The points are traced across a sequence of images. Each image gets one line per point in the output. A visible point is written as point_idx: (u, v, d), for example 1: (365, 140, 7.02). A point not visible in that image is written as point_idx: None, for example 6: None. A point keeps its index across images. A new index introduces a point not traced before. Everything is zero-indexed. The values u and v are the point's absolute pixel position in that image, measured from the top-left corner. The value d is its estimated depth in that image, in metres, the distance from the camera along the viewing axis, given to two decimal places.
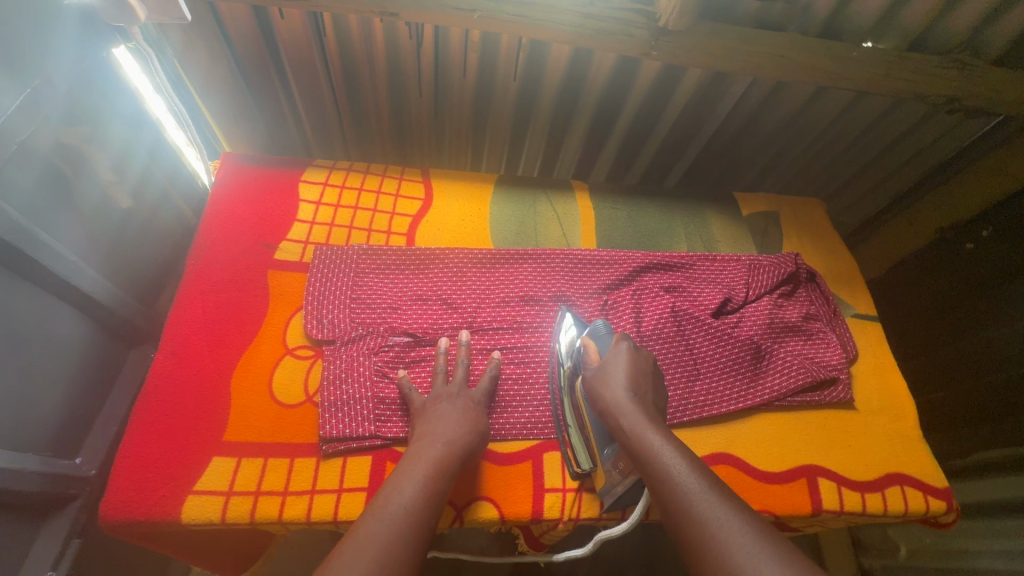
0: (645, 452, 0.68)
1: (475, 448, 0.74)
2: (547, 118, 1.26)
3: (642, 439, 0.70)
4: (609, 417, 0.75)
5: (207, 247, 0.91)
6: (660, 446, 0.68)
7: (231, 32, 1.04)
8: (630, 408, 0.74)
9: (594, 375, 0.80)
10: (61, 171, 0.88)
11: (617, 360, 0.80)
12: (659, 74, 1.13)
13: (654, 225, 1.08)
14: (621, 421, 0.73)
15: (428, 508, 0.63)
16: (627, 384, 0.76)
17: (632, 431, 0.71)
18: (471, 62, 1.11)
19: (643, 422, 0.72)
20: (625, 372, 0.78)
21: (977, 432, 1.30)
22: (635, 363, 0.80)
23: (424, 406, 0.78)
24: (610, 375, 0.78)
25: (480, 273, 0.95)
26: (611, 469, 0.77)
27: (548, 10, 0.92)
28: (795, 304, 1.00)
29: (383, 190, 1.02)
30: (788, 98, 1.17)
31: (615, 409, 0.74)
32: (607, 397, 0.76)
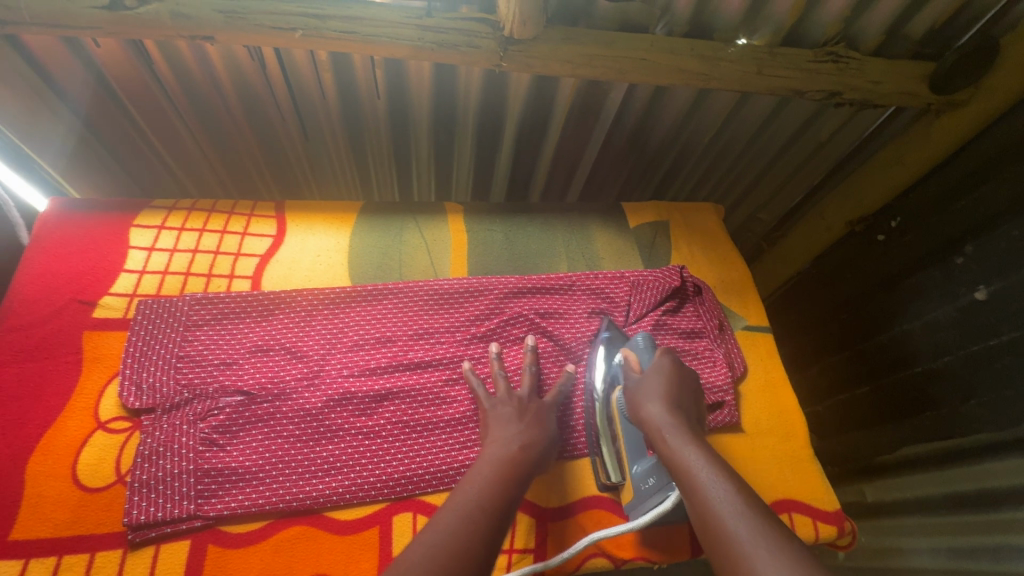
0: (685, 470, 0.59)
1: (546, 451, 0.71)
2: (428, 136, 1.18)
3: (681, 458, 0.61)
4: (649, 433, 0.67)
5: (12, 310, 0.81)
6: (700, 461, 0.59)
7: (45, 65, 0.93)
8: (672, 422, 0.65)
9: (634, 389, 0.74)
10: None
11: (655, 374, 0.73)
12: (531, 85, 1.06)
13: (534, 246, 1.01)
14: (659, 435, 0.65)
15: (504, 501, 0.58)
16: (664, 398, 0.69)
17: (670, 447, 0.63)
18: (327, 84, 1.03)
19: (687, 438, 0.63)
20: (663, 386, 0.71)
21: (894, 429, 1.26)
22: (675, 377, 0.72)
23: (494, 409, 0.75)
24: (648, 389, 0.71)
25: (332, 315, 0.86)
26: (637, 485, 0.75)
27: (377, 24, 0.83)
28: (680, 322, 0.94)
29: (228, 228, 0.93)
30: (672, 102, 1.11)
31: (651, 425, 0.67)
32: (644, 411, 0.69)
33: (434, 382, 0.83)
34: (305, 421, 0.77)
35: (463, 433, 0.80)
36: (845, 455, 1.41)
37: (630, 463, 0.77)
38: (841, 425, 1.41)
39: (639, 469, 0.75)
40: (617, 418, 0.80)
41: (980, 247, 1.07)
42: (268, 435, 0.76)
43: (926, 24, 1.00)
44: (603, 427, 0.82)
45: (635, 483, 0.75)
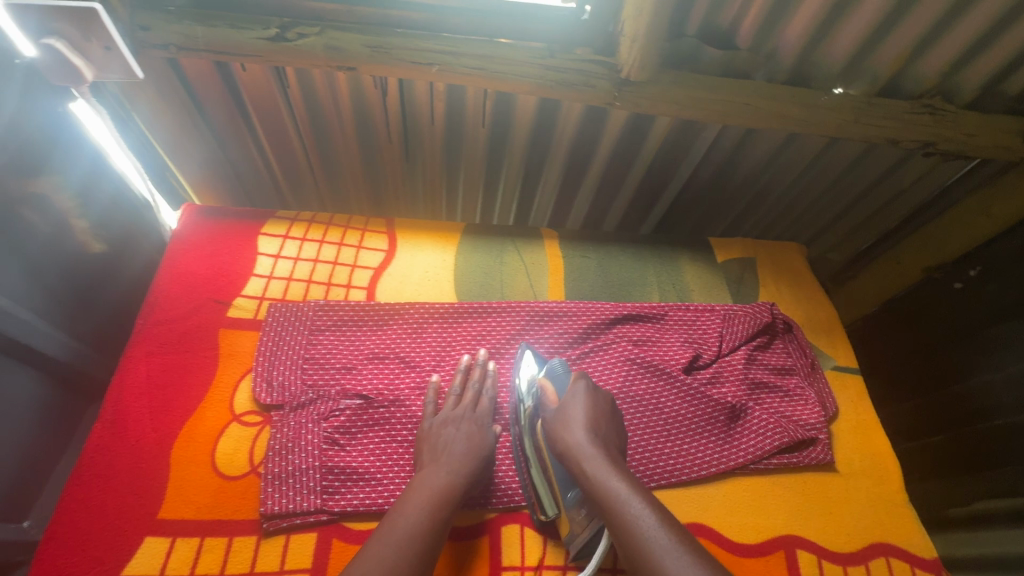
0: (608, 500, 0.65)
1: (478, 472, 0.74)
2: (521, 163, 1.23)
3: (608, 488, 0.67)
4: (571, 461, 0.72)
5: (157, 305, 0.88)
6: (624, 492, 0.65)
7: (194, 86, 1.02)
8: (593, 452, 0.71)
9: (554, 419, 0.77)
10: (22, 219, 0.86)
11: (576, 402, 0.77)
12: (627, 122, 1.10)
13: (626, 274, 1.05)
14: (582, 465, 0.70)
15: (424, 541, 0.63)
16: (586, 426, 0.74)
17: (593, 478, 0.68)
18: (439, 110, 1.09)
19: (607, 467, 0.69)
20: (585, 413, 0.76)
21: (966, 482, 1.24)
22: (595, 402, 0.78)
23: (434, 430, 0.78)
24: (570, 418, 0.75)
25: (439, 329, 0.91)
26: (573, 517, 0.73)
27: (506, 62, 0.90)
28: (770, 357, 0.96)
29: (345, 241, 1.00)
30: (761, 144, 1.15)
31: (577, 454, 0.72)
32: (568, 441, 0.73)
33: None
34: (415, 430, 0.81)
35: None
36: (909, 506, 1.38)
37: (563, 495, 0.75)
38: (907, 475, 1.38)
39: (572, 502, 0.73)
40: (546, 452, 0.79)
41: None
42: (383, 439, 0.80)
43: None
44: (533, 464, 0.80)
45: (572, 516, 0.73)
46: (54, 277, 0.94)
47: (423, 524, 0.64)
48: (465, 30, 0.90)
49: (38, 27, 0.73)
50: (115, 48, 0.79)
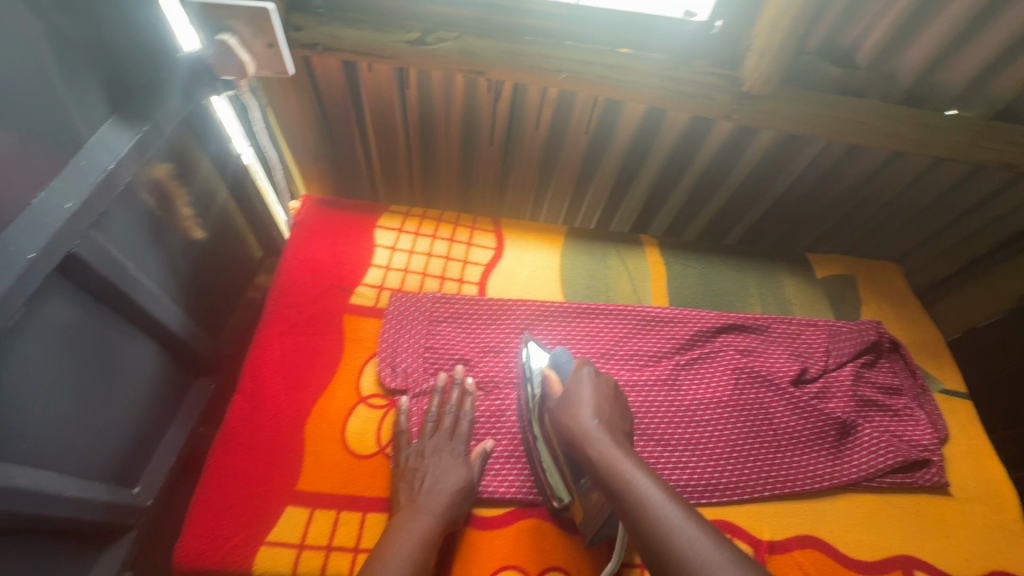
0: (616, 479, 0.65)
1: (454, 511, 0.71)
2: (614, 171, 1.25)
3: (614, 463, 0.66)
4: (577, 445, 0.72)
5: (286, 288, 0.93)
6: (631, 468, 0.65)
7: (321, 86, 1.07)
8: (599, 435, 0.71)
9: (559, 405, 0.78)
10: (151, 206, 0.95)
11: (581, 386, 0.77)
12: (729, 137, 1.10)
13: (726, 285, 1.06)
14: (589, 448, 0.70)
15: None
16: (593, 410, 0.74)
17: (604, 458, 0.68)
18: (545, 116, 1.12)
19: (617, 449, 0.68)
20: (591, 398, 0.75)
21: None
22: (600, 388, 0.78)
23: (411, 464, 0.75)
24: (575, 402, 0.75)
25: (550, 326, 0.94)
26: (587, 501, 0.72)
27: (629, 73, 0.94)
28: (877, 376, 0.95)
29: (456, 237, 1.03)
30: (862, 161, 1.11)
31: (582, 437, 0.71)
32: (576, 424, 0.73)
33: (647, 401, 0.87)
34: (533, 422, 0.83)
35: (679, 455, 0.83)
36: None
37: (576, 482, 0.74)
38: None
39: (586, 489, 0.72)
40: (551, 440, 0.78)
41: None
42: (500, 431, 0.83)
43: None
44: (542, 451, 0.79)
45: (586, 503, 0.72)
46: (179, 251, 1.05)
47: (416, 542, 0.66)
48: (591, 38, 0.94)
49: (217, 24, 0.79)
50: (277, 45, 0.83)
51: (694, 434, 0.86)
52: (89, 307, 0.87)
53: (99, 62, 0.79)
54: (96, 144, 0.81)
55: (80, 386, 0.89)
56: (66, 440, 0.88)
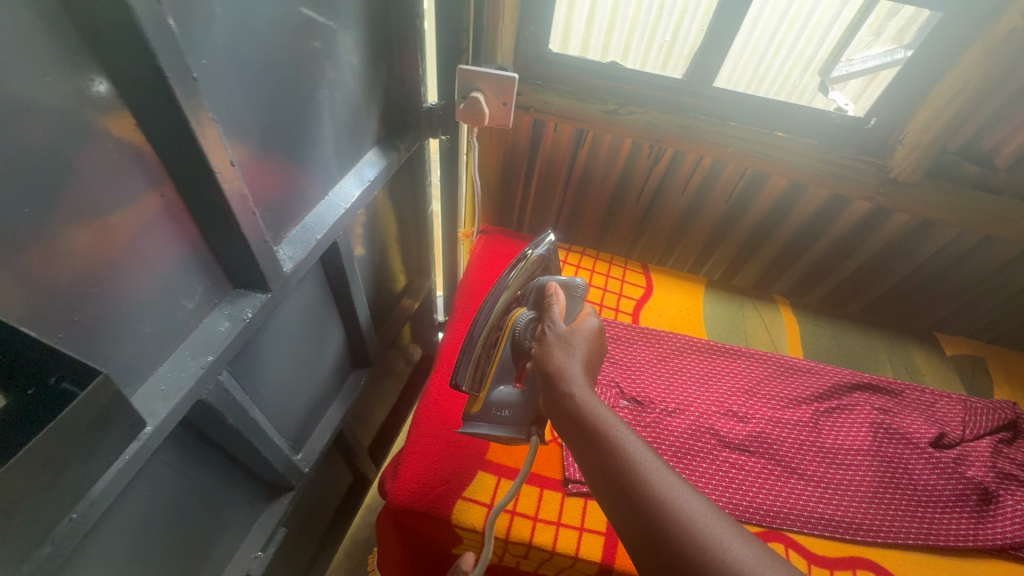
0: (594, 423, 0.64)
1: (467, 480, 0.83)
2: (743, 237, 1.39)
3: (592, 406, 0.66)
4: (557, 383, 0.71)
5: (474, 296, 1.11)
6: (610, 416, 0.65)
7: (510, 139, 1.30)
8: (581, 380, 0.70)
9: (556, 340, 0.77)
10: (365, 216, 1.18)
11: (576, 337, 0.77)
12: (864, 215, 1.22)
13: (858, 348, 1.14)
14: (569, 388, 0.69)
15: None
16: (581, 359, 0.74)
17: (584, 402, 0.67)
18: (693, 183, 1.29)
19: (596, 396, 0.68)
20: (584, 349, 0.76)
21: None
22: (592, 345, 0.77)
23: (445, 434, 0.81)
24: (566, 348, 0.75)
25: (697, 358, 1.05)
26: (493, 408, 0.83)
27: (787, 154, 1.10)
28: (1017, 453, 0.98)
29: (612, 275, 1.20)
30: (993, 254, 1.20)
31: (563, 377, 0.71)
32: (561, 366, 0.72)
33: (790, 437, 0.95)
34: (690, 435, 0.92)
35: (822, 490, 0.89)
36: None
37: (494, 383, 0.84)
38: None
39: (498, 396, 0.83)
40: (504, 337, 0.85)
41: None
42: (657, 438, 0.91)
43: None
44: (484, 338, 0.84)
45: (490, 407, 0.82)
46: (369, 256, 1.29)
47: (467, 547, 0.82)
48: (757, 121, 1.11)
49: (470, 86, 1.03)
50: (509, 105, 1.08)
51: (836, 474, 0.92)
52: (322, 288, 1.09)
53: (376, 105, 1.05)
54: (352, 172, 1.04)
55: (301, 351, 1.08)
56: (281, 394, 1.06)
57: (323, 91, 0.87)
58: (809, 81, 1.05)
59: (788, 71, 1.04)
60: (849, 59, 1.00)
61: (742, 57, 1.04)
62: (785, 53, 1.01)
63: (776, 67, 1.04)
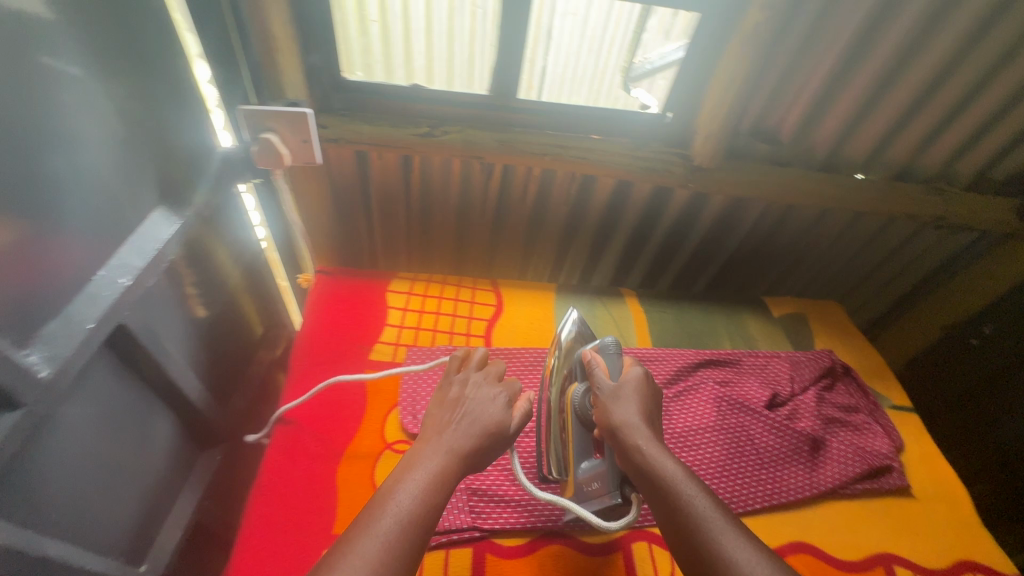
0: (661, 481, 0.66)
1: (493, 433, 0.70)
2: (590, 237, 1.42)
3: (659, 460, 0.68)
4: (620, 438, 0.72)
5: (311, 350, 1.03)
6: (679, 472, 0.66)
7: (333, 170, 1.22)
8: (645, 433, 0.71)
9: (607, 396, 0.77)
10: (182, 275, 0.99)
11: (627, 390, 0.78)
12: (686, 202, 1.30)
13: (698, 326, 1.21)
14: (633, 443, 0.70)
15: (429, 509, 0.59)
16: (637, 409, 0.75)
17: (648, 455, 0.68)
18: (530, 192, 1.30)
19: (661, 449, 0.69)
20: (636, 400, 0.76)
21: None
22: (646, 393, 0.79)
23: (453, 394, 0.75)
24: (621, 402, 0.76)
25: None
26: (583, 485, 0.80)
27: (602, 155, 1.13)
28: (837, 397, 1.10)
29: (460, 297, 1.16)
30: (798, 220, 1.33)
31: (625, 432, 0.72)
32: (618, 422, 0.73)
33: None
34: None
35: None
36: None
37: (578, 461, 0.82)
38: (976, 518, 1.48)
39: (583, 472, 0.80)
40: (568, 413, 0.85)
41: None
42: None
43: (1010, 168, 1.25)
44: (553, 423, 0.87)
45: (579, 486, 0.80)
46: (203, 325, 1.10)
47: (432, 470, 0.62)
48: (573, 128, 1.13)
49: (260, 126, 0.94)
50: (309, 141, 1.00)
51: (690, 457, 0.96)
52: (124, 376, 0.93)
53: None
54: (130, 248, 0.84)
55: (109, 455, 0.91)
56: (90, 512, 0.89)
57: (61, 155, 0.67)
58: (609, 84, 1.08)
59: (586, 76, 1.07)
60: (646, 57, 1.05)
61: (539, 66, 1.05)
62: (579, 60, 1.04)
63: (574, 73, 1.06)
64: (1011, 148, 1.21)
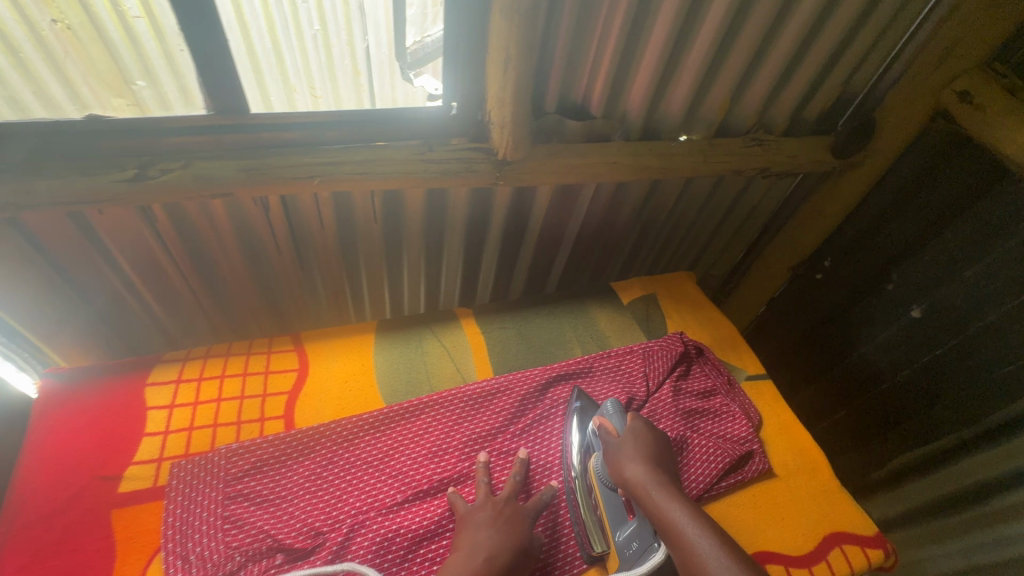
0: (670, 528, 0.73)
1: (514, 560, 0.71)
2: (420, 247, 1.25)
3: (667, 509, 0.75)
4: (633, 493, 0.78)
5: (27, 501, 0.75)
6: (683, 517, 0.74)
7: (39, 236, 0.92)
8: (654, 485, 0.77)
9: (614, 451, 0.82)
10: None
11: (630, 440, 0.83)
12: (512, 197, 1.18)
13: (544, 335, 1.09)
14: (645, 494, 0.77)
15: None
16: (641, 458, 0.80)
17: (658, 506, 0.75)
18: (327, 216, 1.09)
19: (671, 496, 0.76)
20: (642, 450, 0.81)
21: (892, 437, 1.44)
22: (648, 438, 0.84)
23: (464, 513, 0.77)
24: (627, 455, 0.81)
25: (372, 440, 0.86)
26: (624, 552, 0.77)
27: (385, 164, 0.93)
28: (693, 383, 1.02)
29: (250, 371, 0.92)
30: (632, 194, 1.27)
31: (633, 486, 0.78)
32: (627, 477, 0.79)
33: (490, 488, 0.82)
34: (376, 555, 0.74)
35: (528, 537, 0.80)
36: (861, 469, 1.55)
37: (614, 528, 0.80)
38: (845, 441, 1.57)
39: (622, 533, 0.78)
40: (596, 485, 0.84)
41: (904, 274, 1.33)
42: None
43: (817, 108, 1.24)
44: (583, 502, 0.84)
45: (620, 549, 0.77)
46: None
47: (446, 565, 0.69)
48: (344, 140, 0.92)
49: None
50: None
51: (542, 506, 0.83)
52: None
53: None
54: None
55: None
56: None
57: None
58: (370, 78, 0.88)
59: (335, 74, 0.85)
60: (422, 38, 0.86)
61: (267, 68, 0.82)
62: (318, 55, 0.81)
63: (319, 72, 0.84)
64: (814, 84, 1.18)
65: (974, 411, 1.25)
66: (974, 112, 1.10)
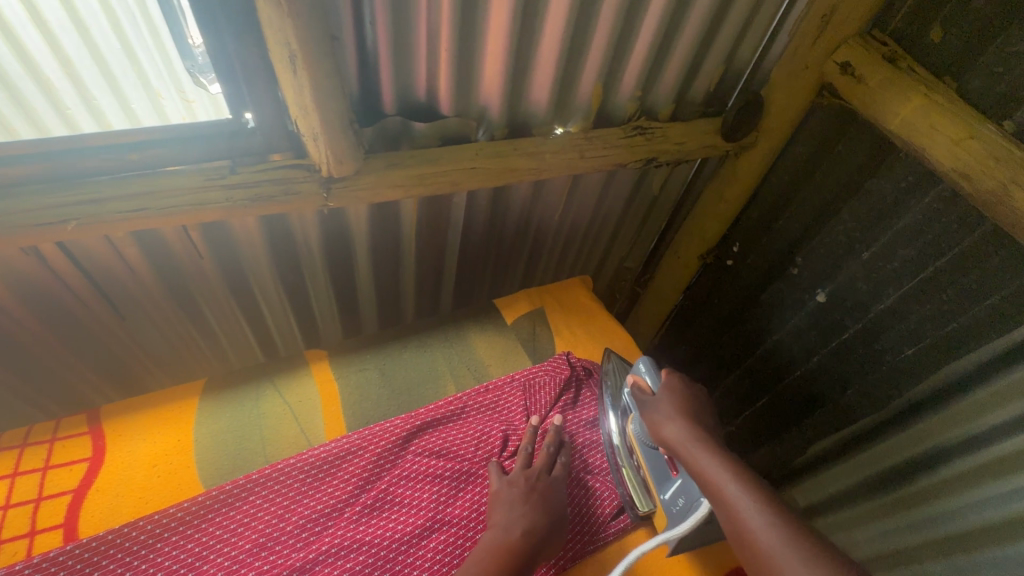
0: (709, 485, 0.64)
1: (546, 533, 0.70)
2: (274, 280, 1.08)
3: (705, 468, 0.65)
4: (671, 452, 0.70)
5: None
6: (724, 476, 0.63)
7: None
8: (689, 443, 0.68)
9: (649, 409, 0.75)
10: None
11: (660, 399, 0.75)
12: (370, 216, 1.02)
13: (410, 376, 0.94)
14: (680, 453, 0.68)
15: None
16: (675, 416, 0.72)
17: (694, 462, 0.66)
18: (135, 261, 0.90)
19: (711, 452, 0.66)
20: (674, 407, 0.73)
21: (810, 425, 1.38)
22: (684, 396, 0.75)
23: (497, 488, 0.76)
24: (660, 414, 0.73)
25: (179, 542, 0.69)
26: (670, 509, 0.72)
27: (168, 197, 0.75)
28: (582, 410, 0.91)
29: (21, 470, 0.74)
30: (514, 196, 1.14)
31: (670, 443, 0.70)
32: (663, 434, 0.71)
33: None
34: None
35: None
36: (784, 455, 1.49)
37: (658, 487, 0.75)
38: (766, 430, 1.50)
39: (666, 491, 0.73)
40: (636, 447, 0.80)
41: (808, 257, 1.26)
42: None
43: (702, 89, 1.15)
44: (628, 462, 0.82)
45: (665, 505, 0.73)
46: None
47: None
48: (109, 172, 0.73)
49: None
50: None
51: None
52: None
53: None
54: None
55: None
56: None
57: None
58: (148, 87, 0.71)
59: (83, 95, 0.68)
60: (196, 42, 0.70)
61: None
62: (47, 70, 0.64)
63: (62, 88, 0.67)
64: (694, 64, 1.08)
65: (885, 394, 1.19)
66: (857, 86, 1.02)
